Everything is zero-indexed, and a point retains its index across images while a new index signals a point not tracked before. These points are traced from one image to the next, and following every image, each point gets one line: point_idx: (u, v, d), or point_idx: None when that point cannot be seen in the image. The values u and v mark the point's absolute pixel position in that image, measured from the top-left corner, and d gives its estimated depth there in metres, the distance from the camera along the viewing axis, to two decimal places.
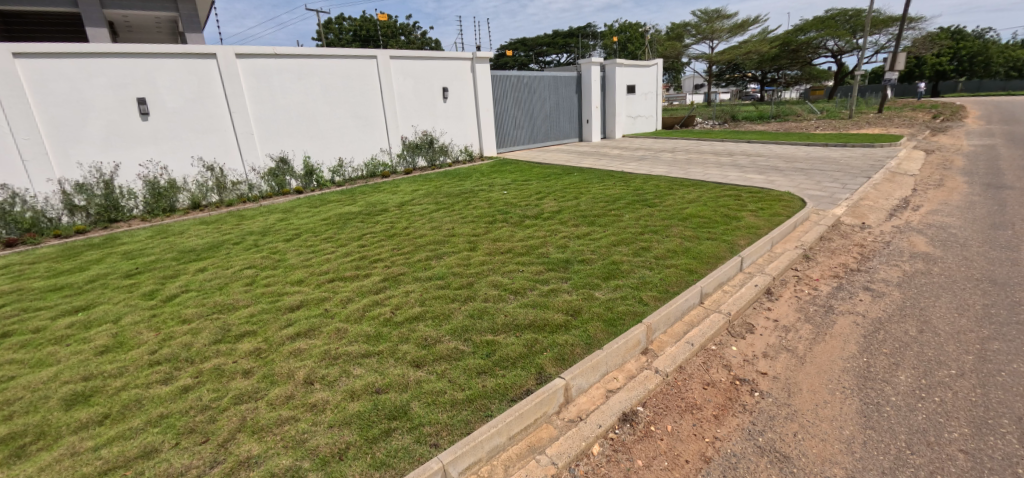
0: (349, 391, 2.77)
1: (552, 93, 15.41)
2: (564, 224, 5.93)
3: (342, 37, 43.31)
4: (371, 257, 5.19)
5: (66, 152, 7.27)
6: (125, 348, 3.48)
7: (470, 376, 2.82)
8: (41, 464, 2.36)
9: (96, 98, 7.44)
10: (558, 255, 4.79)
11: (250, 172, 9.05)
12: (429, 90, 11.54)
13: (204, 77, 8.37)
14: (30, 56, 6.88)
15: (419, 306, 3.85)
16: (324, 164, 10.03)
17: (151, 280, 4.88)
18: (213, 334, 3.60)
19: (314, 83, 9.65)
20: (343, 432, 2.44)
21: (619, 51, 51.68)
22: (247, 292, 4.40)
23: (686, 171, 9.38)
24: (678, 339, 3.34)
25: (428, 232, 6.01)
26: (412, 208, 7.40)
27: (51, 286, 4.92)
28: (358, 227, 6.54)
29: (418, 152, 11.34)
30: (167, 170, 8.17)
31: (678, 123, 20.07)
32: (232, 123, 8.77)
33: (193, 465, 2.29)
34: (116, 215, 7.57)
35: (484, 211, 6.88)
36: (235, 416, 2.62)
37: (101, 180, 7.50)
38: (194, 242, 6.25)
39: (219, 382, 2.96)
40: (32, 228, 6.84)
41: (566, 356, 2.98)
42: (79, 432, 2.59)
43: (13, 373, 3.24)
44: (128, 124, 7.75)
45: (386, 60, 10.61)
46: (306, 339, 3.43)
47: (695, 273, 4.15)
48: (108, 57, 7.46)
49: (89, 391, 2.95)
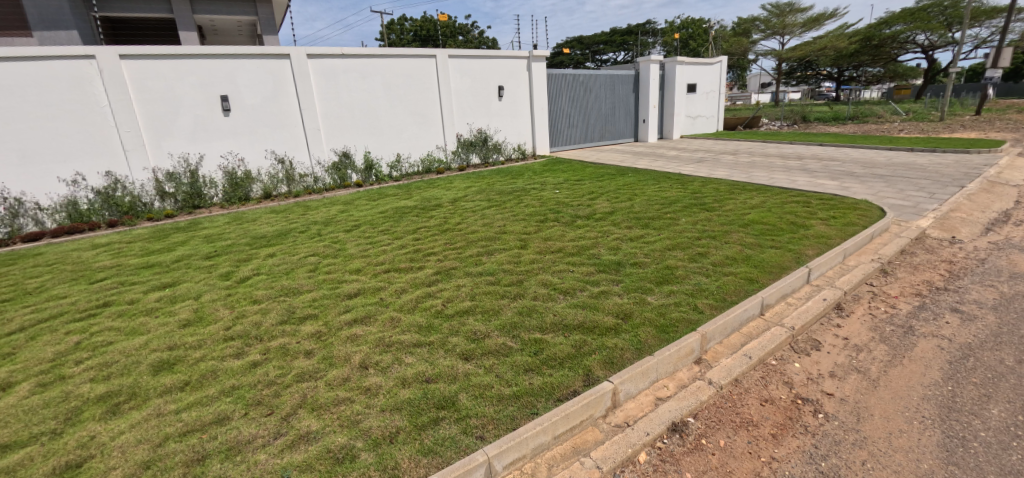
0: (401, 378, 2.88)
1: (609, 92, 15.12)
2: (616, 225, 5.83)
3: (403, 37, 44.90)
4: (424, 251, 5.35)
5: (160, 143, 8.05)
6: (203, 323, 3.80)
7: (517, 373, 2.85)
8: (133, 421, 2.63)
9: (186, 96, 8.16)
10: (610, 257, 4.71)
11: (316, 165, 9.57)
12: (485, 89, 11.66)
13: (278, 76, 8.94)
14: (133, 57, 7.68)
15: (469, 301, 3.92)
16: (383, 159, 10.41)
17: (228, 262, 5.30)
18: (280, 314, 3.86)
19: (377, 82, 10.02)
20: (394, 417, 2.53)
21: (680, 48, 49.82)
22: (310, 278, 4.66)
23: (749, 175, 8.92)
24: (735, 350, 3.19)
25: (480, 228, 6.10)
26: (465, 204, 7.53)
27: (144, 263, 5.46)
28: (414, 220, 6.75)
29: (472, 149, 11.52)
30: (243, 162, 8.83)
31: (742, 123, 19.15)
32: (302, 119, 9.29)
33: (259, 435, 2.46)
34: (199, 202, 8.30)
35: (536, 210, 6.89)
36: (297, 393, 2.79)
37: (188, 169, 8.25)
38: (264, 229, 6.70)
39: (284, 360, 3.17)
40: (130, 211, 7.72)
41: (615, 360, 2.92)
42: (164, 396, 2.85)
43: (111, 338, 3.64)
44: (212, 120, 8.44)
45: (444, 60, 10.82)
46: (362, 325, 3.60)
47: (756, 283, 3.94)
48: (196, 58, 8.16)
49: (173, 360, 3.25)
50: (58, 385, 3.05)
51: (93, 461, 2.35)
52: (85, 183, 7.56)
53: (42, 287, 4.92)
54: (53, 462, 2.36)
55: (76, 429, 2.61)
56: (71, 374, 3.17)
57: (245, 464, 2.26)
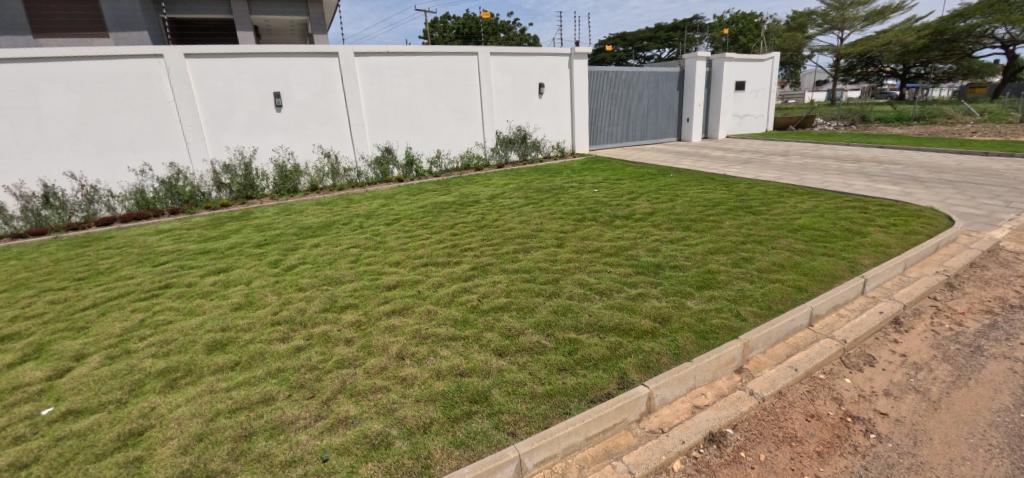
0: (436, 370, 2.92)
1: (652, 90, 14.77)
2: (656, 226, 5.70)
3: (445, 35, 45.51)
4: (461, 246, 5.41)
5: (218, 137, 8.54)
6: (253, 307, 4.00)
7: (551, 372, 2.83)
8: (188, 395, 2.80)
9: (242, 92, 8.59)
10: (649, 259, 4.61)
11: (359, 160, 9.85)
12: (526, 86, 11.62)
13: (327, 73, 9.25)
14: (197, 56, 8.17)
15: (505, 297, 3.94)
16: (423, 155, 10.60)
17: (276, 251, 5.55)
18: (323, 302, 4.01)
19: (420, 79, 10.20)
20: (428, 408, 2.58)
21: (729, 44, 48.02)
22: (352, 269, 4.82)
23: (800, 177, 8.51)
24: (780, 361, 3.06)
25: (517, 226, 6.11)
26: (502, 201, 7.56)
27: (201, 249, 5.81)
28: (452, 216, 6.84)
29: (511, 146, 11.54)
30: (293, 155, 9.21)
31: (794, 123, 18.26)
32: (347, 115, 9.58)
33: (301, 417, 2.56)
34: (252, 193, 8.74)
35: (574, 208, 6.83)
36: (337, 378, 2.89)
37: (242, 162, 8.71)
38: (310, 220, 6.97)
39: (326, 346, 3.29)
40: (190, 200, 8.25)
41: (651, 364, 2.86)
42: (216, 374, 3.03)
43: (171, 317, 3.90)
44: (265, 115, 8.86)
45: (486, 57, 10.87)
46: (400, 316, 3.69)
47: (804, 292, 3.76)
48: (253, 56, 8.59)
49: (225, 340, 3.44)
50: (124, 358, 3.30)
51: (152, 430, 2.52)
52: (151, 173, 8.15)
53: (112, 268, 5.32)
54: (118, 429, 2.55)
55: (139, 400, 2.81)
56: (135, 349, 3.41)
57: (287, 443, 2.36)
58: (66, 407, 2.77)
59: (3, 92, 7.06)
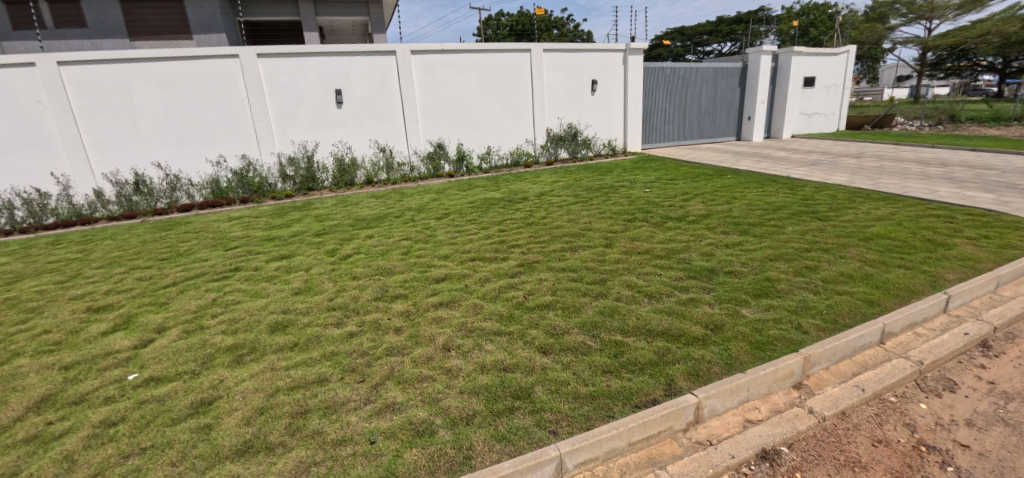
0: (481, 363, 2.96)
1: (711, 87, 14.16)
2: (711, 229, 5.47)
3: (498, 32, 45.86)
4: (509, 242, 5.44)
5: (285, 131, 9.05)
6: (311, 292, 4.22)
7: (595, 373, 2.79)
8: (253, 371, 3.01)
9: (307, 89, 9.04)
10: (702, 263, 4.44)
11: (412, 155, 10.11)
12: (579, 83, 11.40)
13: (385, 71, 9.55)
14: (268, 56, 8.69)
15: (550, 295, 3.92)
16: (474, 151, 10.73)
17: (334, 240, 5.82)
18: (375, 291, 4.17)
19: (473, 76, 10.31)
20: (472, 400, 2.62)
21: (799, 37, 45.13)
22: (403, 260, 4.97)
23: (875, 181, 7.88)
24: (844, 380, 2.85)
25: (565, 224, 6.06)
26: (551, 199, 7.53)
27: (266, 236, 6.19)
28: (500, 212, 6.89)
29: (561, 144, 11.44)
30: (351, 149, 9.60)
31: (870, 122, 16.91)
32: (403, 111, 9.84)
33: (351, 399, 2.67)
34: (313, 184, 9.24)
35: (624, 208, 6.69)
36: (386, 365, 3.00)
37: (305, 155, 9.19)
38: (365, 212, 7.25)
39: (376, 334, 3.41)
40: (258, 190, 8.84)
41: (701, 372, 2.75)
42: (277, 353, 3.22)
43: (239, 298, 4.19)
44: (327, 111, 9.29)
45: (539, 54, 10.79)
46: (447, 308, 3.77)
47: (876, 307, 3.48)
48: (318, 56, 9.03)
49: (286, 322, 3.66)
50: (198, 333, 3.58)
51: (220, 400, 2.73)
52: (226, 164, 8.80)
53: (189, 250, 5.78)
54: (191, 397, 2.78)
55: (210, 371, 3.04)
56: (208, 325, 3.69)
57: (339, 423, 2.47)
58: (149, 374, 3.05)
59: (106, 90, 7.99)
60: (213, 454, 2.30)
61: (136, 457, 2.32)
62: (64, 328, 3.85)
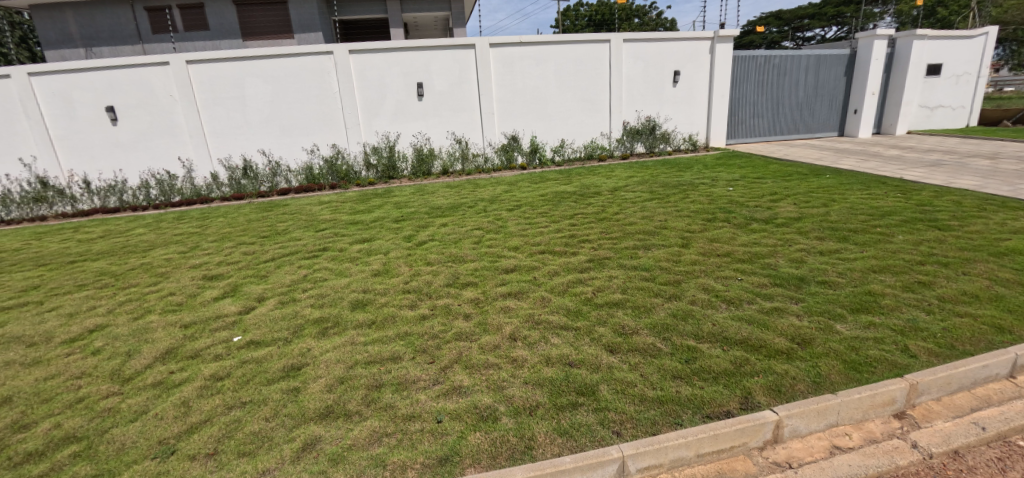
0: (546, 356, 2.97)
1: (810, 78, 12.93)
2: (802, 234, 5.03)
3: (577, 23, 45.18)
4: (579, 237, 5.37)
5: (370, 122, 9.59)
6: (389, 275, 4.47)
7: (664, 377, 2.69)
8: (335, 343, 3.25)
9: (392, 83, 9.50)
10: (790, 270, 4.10)
11: (487, 146, 10.28)
12: (660, 74, 10.87)
13: (464, 65, 9.77)
14: (358, 52, 9.25)
15: (620, 293, 3.83)
16: (548, 144, 10.69)
17: (411, 227, 6.09)
18: (447, 277, 4.31)
19: (550, 68, 10.23)
20: (536, 391, 2.63)
21: (923, 18, 39.77)
22: (474, 249, 5.09)
23: (1012, 187, 6.78)
24: (958, 415, 2.49)
25: (639, 221, 5.87)
26: (625, 194, 7.32)
27: (351, 220, 6.62)
28: (572, 206, 6.82)
29: (638, 138, 11.02)
30: (429, 140, 9.96)
31: (1010, 117, 14.56)
32: (479, 103, 10.02)
33: (422, 378, 2.80)
34: (393, 173, 9.74)
35: (704, 207, 6.34)
36: (454, 349, 3.10)
37: (388, 145, 9.70)
38: (440, 201, 7.50)
39: (447, 318, 3.54)
40: (345, 177, 9.50)
41: (784, 388, 2.55)
42: (357, 328, 3.45)
43: (326, 275, 4.54)
44: (409, 104, 9.69)
45: (619, 44, 10.43)
46: (515, 299, 3.81)
47: (1006, 334, 3.00)
48: (403, 51, 9.45)
49: (365, 301, 3.90)
50: (291, 304, 3.94)
51: (307, 367, 2.98)
52: (318, 152, 9.51)
53: (285, 230, 6.34)
54: (283, 361, 3.06)
55: (300, 340, 3.33)
56: (299, 298, 4.05)
57: (409, 400, 2.60)
58: (250, 337, 3.40)
59: (222, 85, 8.93)
60: (299, 414, 2.52)
61: (237, 409, 2.60)
62: (184, 292, 4.41)
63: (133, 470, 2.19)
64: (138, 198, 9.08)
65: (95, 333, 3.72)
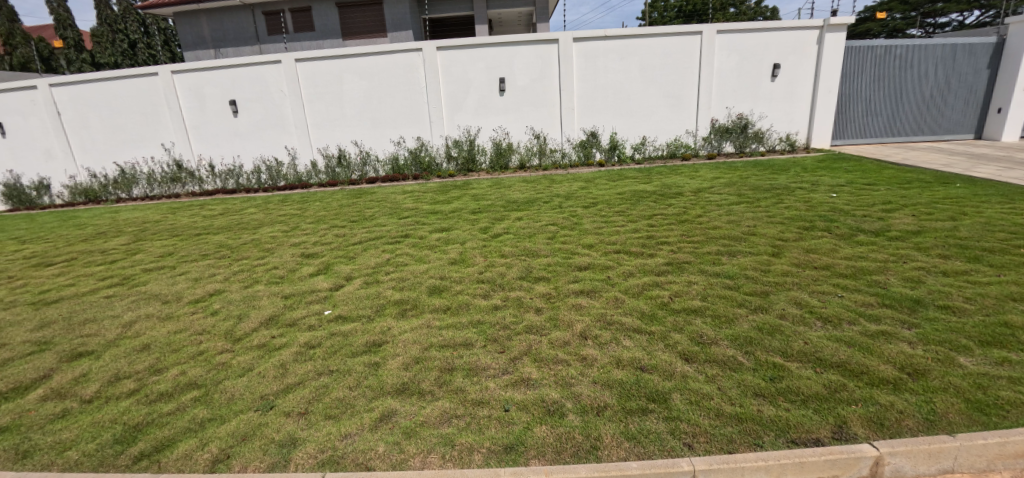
0: (617, 358, 2.91)
1: (940, 73, 11.33)
2: (920, 250, 4.45)
3: (666, 15, 43.21)
4: (657, 239, 5.18)
5: (453, 116, 9.93)
6: (464, 264, 4.61)
7: (744, 393, 2.52)
8: (412, 325, 3.43)
9: (475, 78, 9.73)
10: (901, 290, 3.66)
11: (565, 142, 10.22)
12: (757, 68, 10.06)
13: (546, 60, 9.76)
14: (445, 48, 9.59)
15: (700, 300, 3.64)
16: (628, 141, 10.38)
17: (487, 219, 6.24)
18: (520, 271, 4.37)
19: (634, 63, 9.91)
20: (604, 392, 2.59)
21: None
22: (548, 245, 5.09)
23: None
24: None
25: (724, 225, 5.52)
26: (710, 196, 6.93)
27: (431, 209, 6.91)
28: (651, 206, 6.58)
29: (727, 136, 10.31)
30: (508, 135, 10.10)
31: None
32: (559, 99, 9.96)
33: (492, 367, 2.86)
34: (472, 166, 10.03)
35: (800, 214, 5.82)
36: (525, 341, 3.14)
37: (468, 139, 10.00)
38: (517, 195, 7.59)
39: (518, 310, 3.59)
40: (427, 169, 9.96)
41: (887, 422, 2.27)
42: (433, 313, 3.62)
43: (407, 261, 4.79)
44: (491, 99, 9.89)
45: (711, 36, 9.81)
46: (587, 297, 3.78)
47: None
48: (487, 47, 9.63)
49: (441, 287, 4.08)
50: (375, 285, 4.21)
51: (387, 344, 3.17)
52: (404, 144, 10.03)
53: (371, 216, 6.77)
54: (367, 337, 3.29)
55: (381, 319, 3.56)
56: (382, 280, 4.32)
57: (479, 386, 2.68)
58: (338, 312, 3.70)
59: (323, 80, 9.69)
60: (378, 387, 2.70)
61: (326, 376, 2.84)
62: (285, 266, 4.88)
63: (239, 419, 2.47)
64: (251, 181, 10.19)
65: (213, 296, 4.24)
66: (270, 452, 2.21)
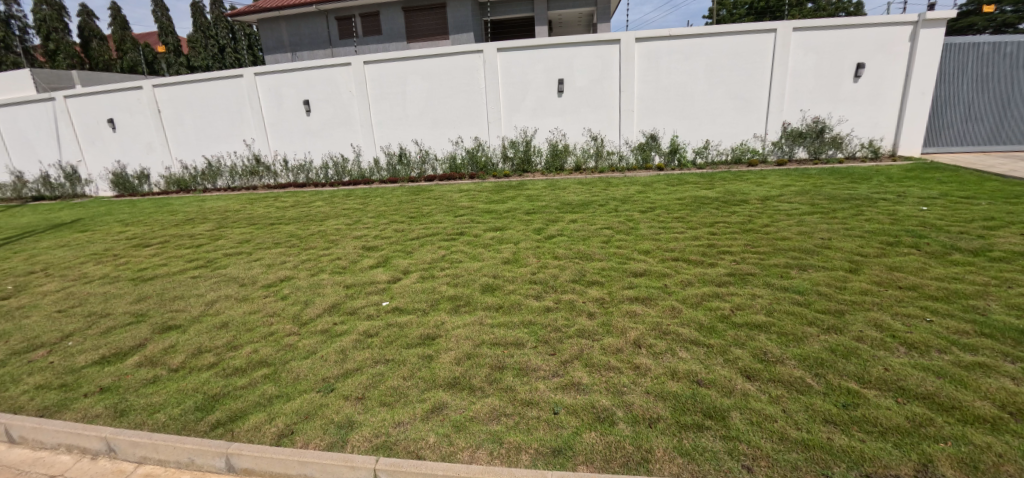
0: (672, 369, 2.81)
1: None
2: None
3: (736, 12, 41.15)
4: (719, 247, 4.95)
5: (511, 117, 10.01)
6: (517, 264, 4.64)
7: (812, 419, 2.35)
8: (464, 321, 3.49)
9: (534, 79, 9.75)
10: (1003, 318, 3.26)
11: (623, 144, 10.01)
12: (836, 69, 9.35)
13: (607, 60, 9.60)
14: (506, 50, 9.68)
15: (764, 315, 3.44)
16: (690, 144, 10.00)
17: (541, 220, 6.23)
18: (573, 273, 4.33)
19: (700, 63, 9.51)
20: (658, 403, 2.51)
21: None
22: (603, 249, 5.01)
23: None
24: None
25: (794, 237, 5.18)
26: (779, 205, 6.53)
27: (486, 208, 7.00)
28: (713, 213, 6.30)
29: (800, 141, 9.67)
30: (565, 136, 10.04)
31: None
32: (619, 101, 9.77)
33: (542, 368, 2.86)
34: (528, 167, 10.10)
35: (883, 228, 5.35)
36: (576, 345, 3.11)
37: (525, 139, 10.06)
38: (572, 197, 7.53)
39: (570, 313, 3.56)
40: (484, 168, 10.14)
41: (983, 465, 2.03)
42: (486, 310, 3.67)
43: (462, 258, 4.89)
44: (549, 100, 9.87)
45: (786, 35, 9.23)
46: (642, 304, 3.67)
47: None
48: (547, 48, 9.62)
49: (494, 286, 4.12)
50: (430, 280, 4.33)
51: (441, 338, 3.25)
52: (462, 143, 10.24)
53: (428, 213, 6.96)
54: (421, 330, 3.38)
55: (436, 313, 3.65)
56: (437, 275, 4.43)
57: (529, 386, 2.68)
58: (395, 304, 3.84)
59: (389, 80, 10.09)
60: (431, 379, 2.77)
61: (382, 364, 2.95)
62: (348, 257, 5.13)
63: (303, 398, 2.63)
64: (319, 176, 10.83)
65: (283, 282, 4.54)
66: (329, 432, 2.33)
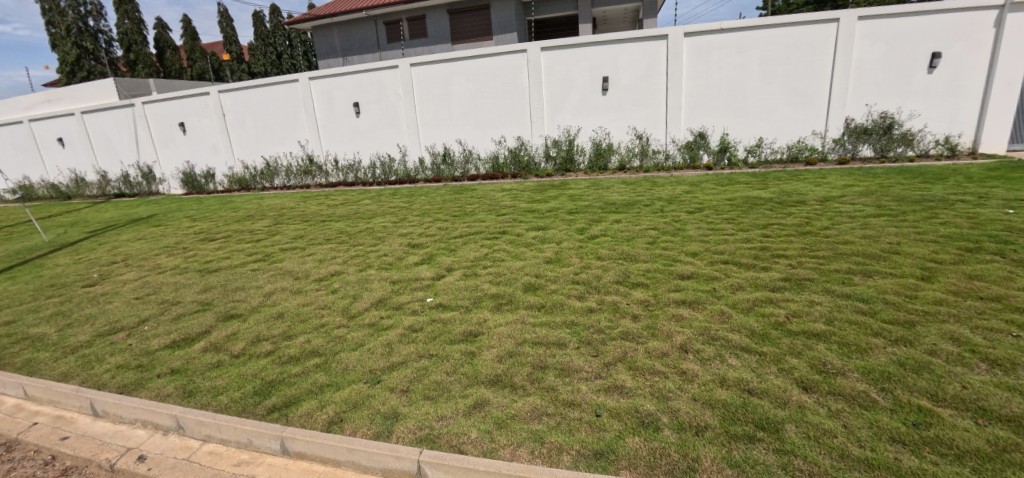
0: (721, 377, 2.70)
1: None
2: None
3: (794, 3, 39.02)
4: (773, 250, 4.72)
5: (554, 116, 9.96)
6: (559, 264, 4.61)
7: (876, 436, 2.20)
8: (506, 320, 3.50)
9: (579, 78, 9.65)
10: None
11: (670, 143, 9.72)
12: (907, 60, 8.67)
13: (654, 57, 9.37)
14: (550, 49, 9.64)
15: (823, 324, 3.24)
16: (741, 142, 9.59)
17: (584, 220, 6.16)
18: (617, 275, 4.25)
19: (753, 57, 9.09)
20: (706, 411, 2.42)
21: None
22: (648, 250, 4.89)
23: None
24: None
25: (857, 240, 4.86)
26: (840, 206, 6.14)
27: (529, 208, 7.00)
28: (766, 214, 6.02)
29: (865, 138, 9.05)
30: (609, 135, 9.89)
31: None
32: (666, 98, 9.51)
33: (585, 369, 2.82)
34: (570, 166, 10.04)
35: (960, 232, 4.91)
36: (619, 348, 3.05)
37: (568, 139, 9.99)
38: (615, 197, 7.40)
39: (614, 315, 3.50)
40: (526, 168, 10.15)
41: None
42: (528, 309, 3.67)
43: (504, 256, 4.91)
44: (593, 98, 9.74)
45: (849, 25, 8.66)
46: (689, 308, 3.56)
47: None
48: (592, 45, 9.50)
49: (536, 285, 4.11)
50: (473, 278, 4.38)
51: (483, 336, 3.28)
52: (505, 143, 10.30)
53: (471, 212, 7.04)
54: (464, 327, 3.43)
55: (478, 311, 3.69)
56: (480, 274, 4.47)
57: (571, 387, 2.66)
58: (439, 300, 3.91)
59: (434, 81, 10.28)
60: (473, 375, 2.80)
61: (426, 359, 3.01)
62: (394, 254, 5.28)
63: (351, 388, 2.73)
64: (368, 176, 11.22)
65: (334, 276, 4.73)
66: (376, 423, 2.41)
